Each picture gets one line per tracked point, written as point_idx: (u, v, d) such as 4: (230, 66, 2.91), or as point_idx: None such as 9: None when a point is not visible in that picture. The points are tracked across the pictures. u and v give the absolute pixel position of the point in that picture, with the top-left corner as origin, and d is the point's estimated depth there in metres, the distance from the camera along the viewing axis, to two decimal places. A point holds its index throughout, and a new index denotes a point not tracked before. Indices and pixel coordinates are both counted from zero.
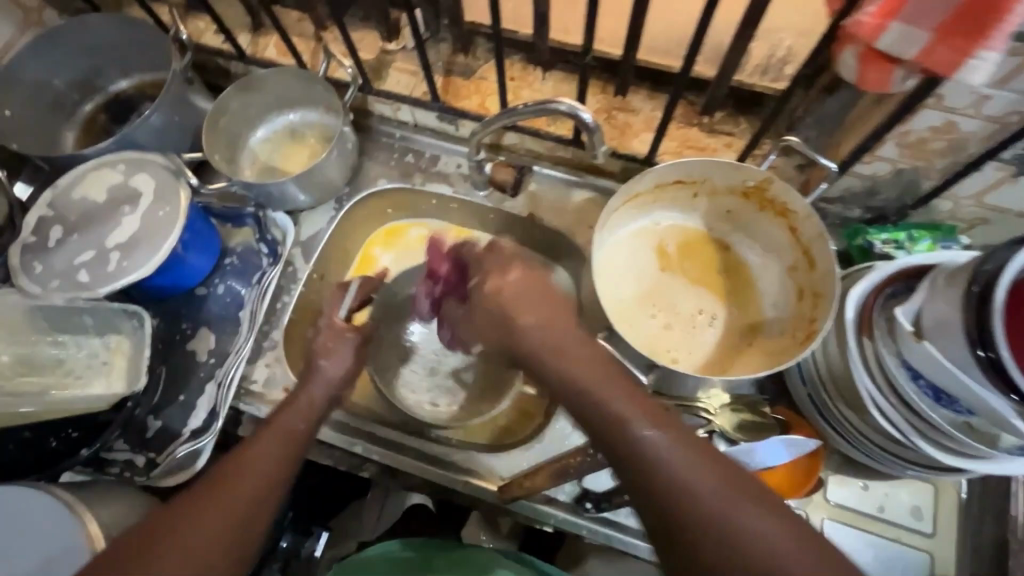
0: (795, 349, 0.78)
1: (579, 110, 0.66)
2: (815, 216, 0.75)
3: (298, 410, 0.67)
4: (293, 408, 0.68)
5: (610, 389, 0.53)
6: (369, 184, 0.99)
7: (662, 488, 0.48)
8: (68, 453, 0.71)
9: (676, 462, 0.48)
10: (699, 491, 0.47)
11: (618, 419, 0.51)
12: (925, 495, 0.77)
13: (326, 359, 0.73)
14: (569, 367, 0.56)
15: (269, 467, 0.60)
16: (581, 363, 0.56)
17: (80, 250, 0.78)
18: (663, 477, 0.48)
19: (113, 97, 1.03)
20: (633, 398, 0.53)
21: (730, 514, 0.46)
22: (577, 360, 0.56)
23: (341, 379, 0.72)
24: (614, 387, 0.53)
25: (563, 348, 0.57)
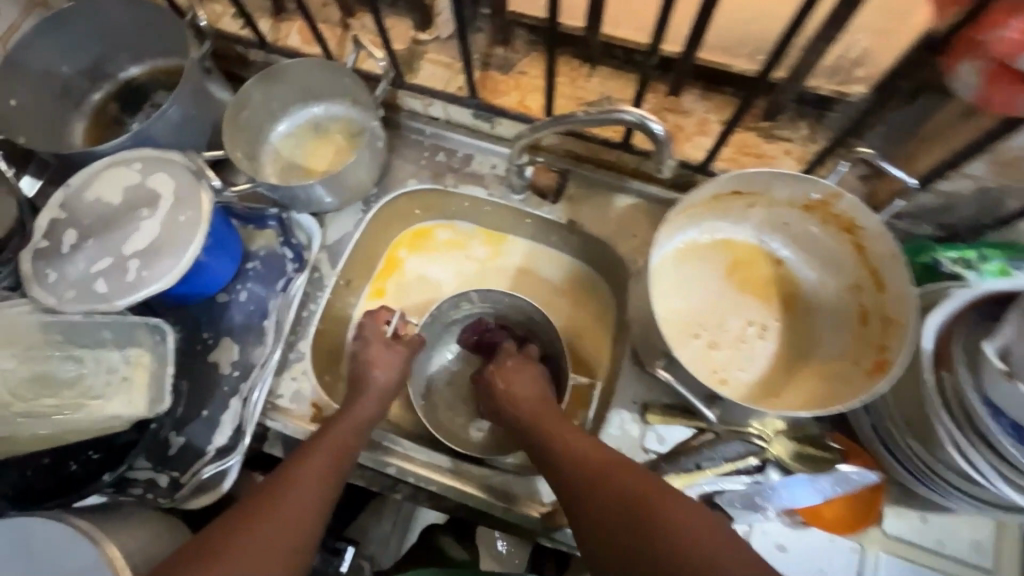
0: (859, 377, 0.74)
1: (649, 122, 0.62)
2: (888, 234, 0.69)
3: (352, 423, 0.72)
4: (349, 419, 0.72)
5: (571, 444, 0.67)
6: (396, 184, 0.93)
7: (614, 520, 0.58)
8: (88, 478, 0.71)
9: (623, 499, 0.59)
10: (643, 517, 0.56)
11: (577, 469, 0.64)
12: (988, 530, 0.73)
13: (377, 369, 0.78)
14: (544, 432, 0.70)
15: (317, 486, 0.64)
16: (554, 428, 0.70)
17: (96, 257, 0.72)
18: (613, 511, 0.59)
19: (124, 85, 0.97)
20: (590, 448, 0.65)
21: (670, 533, 0.54)
22: (550, 426, 0.70)
23: (391, 388, 0.77)
24: (577, 442, 0.67)
25: (543, 420, 0.72)
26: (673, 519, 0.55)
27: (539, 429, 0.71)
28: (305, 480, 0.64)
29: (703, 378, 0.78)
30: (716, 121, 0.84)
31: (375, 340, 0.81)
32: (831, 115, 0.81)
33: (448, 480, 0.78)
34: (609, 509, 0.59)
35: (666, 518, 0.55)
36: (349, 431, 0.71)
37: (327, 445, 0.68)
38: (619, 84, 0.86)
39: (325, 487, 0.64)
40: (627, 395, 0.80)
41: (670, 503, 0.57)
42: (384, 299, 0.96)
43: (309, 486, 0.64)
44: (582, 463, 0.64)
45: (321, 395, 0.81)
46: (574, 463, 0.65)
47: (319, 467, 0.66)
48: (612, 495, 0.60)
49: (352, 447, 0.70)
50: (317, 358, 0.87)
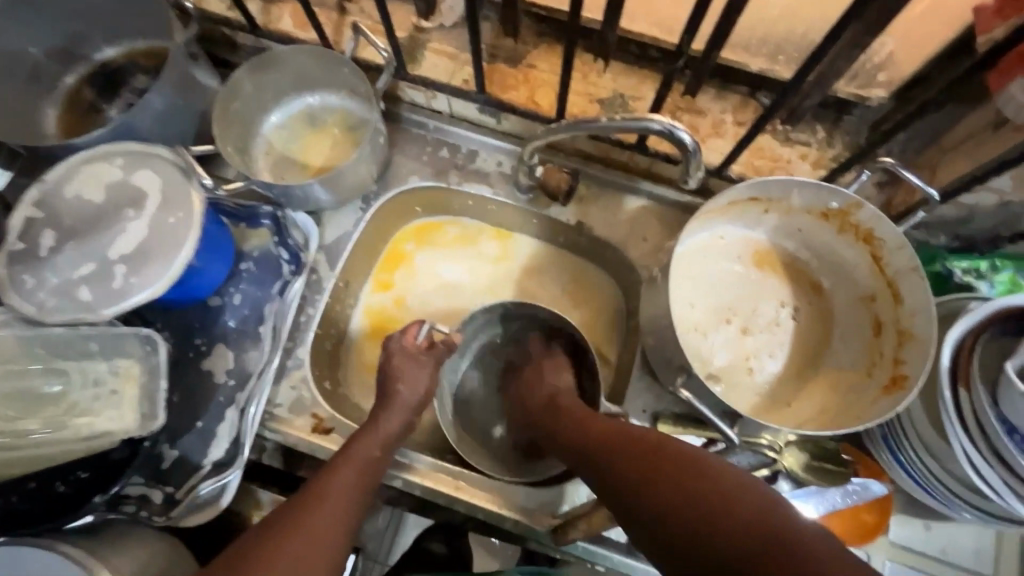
0: (872, 390, 0.73)
1: (678, 131, 0.58)
2: (909, 248, 0.68)
3: (373, 439, 0.69)
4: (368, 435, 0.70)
5: (585, 415, 0.67)
6: (398, 181, 0.88)
7: (623, 464, 0.56)
8: (76, 499, 0.65)
9: (632, 446, 0.58)
10: (654, 460, 0.54)
11: (589, 429, 0.64)
12: (988, 537, 0.75)
13: (402, 382, 0.74)
14: (556, 412, 0.71)
15: (347, 496, 0.63)
16: (567, 407, 0.70)
17: (77, 262, 0.67)
18: (622, 457, 0.57)
19: (99, 67, 0.90)
20: (601, 417, 0.65)
21: (678, 468, 0.52)
22: (563, 406, 0.71)
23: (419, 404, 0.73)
24: (590, 413, 0.67)
25: (555, 405, 0.72)
26: (683, 458, 0.53)
27: (552, 411, 0.72)
28: (338, 490, 0.62)
29: (734, 363, 0.78)
30: (732, 122, 0.82)
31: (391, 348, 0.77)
32: (849, 119, 0.79)
33: (456, 495, 0.75)
34: (618, 456, 0.58)
35: (678, 458, 0.53)
36: (375, 445, 0.69)
37: (356, 456, 0.67)
38: (633, 81, 0.83)
39: (354, 498, 0.63)
40: (637, 404, 0.79)
41: (683, 446, 0.55)
42: (392, 291, 0.93)
43: (340, 496, 0.62)
44: (592, 425, 0.64)
45: (321, 403, 0.78)
46: (585, 428, 0.64)
47: (348, 478, 0.64)
48: (623, 443, 0.59)
49: (377, 461, 0.68)
50: (316, 364, 0.83)
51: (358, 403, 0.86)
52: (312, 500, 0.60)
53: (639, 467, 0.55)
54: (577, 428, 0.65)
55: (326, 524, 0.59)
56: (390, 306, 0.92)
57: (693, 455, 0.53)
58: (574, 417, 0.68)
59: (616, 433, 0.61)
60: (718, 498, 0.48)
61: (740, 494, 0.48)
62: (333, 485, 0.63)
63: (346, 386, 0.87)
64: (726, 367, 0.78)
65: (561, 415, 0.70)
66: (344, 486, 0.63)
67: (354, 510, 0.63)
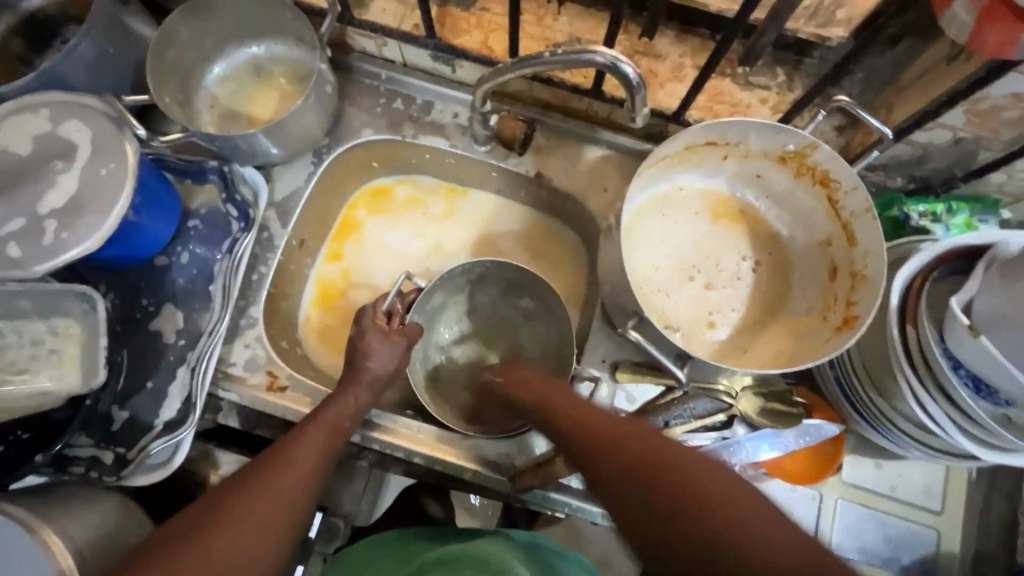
0: (825, 332, 0.73)
1: (620, 63, 0.58)
2: (862, 188, 0.68)
3: (343, 407, 0.67)
4: (338, 403, 0.67)
5: (578, 412, 0.58)
6: (351, 134, 0.85)
7: (632, 486, 0.48)
8: (18, 458, 0.64)
9: (641, 459, 0.49)
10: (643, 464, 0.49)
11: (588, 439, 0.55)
12: (937, 475, 0.77)
13: (372, 360, 0.71)
14: (546, 404, 0.62)
15: (312, 466, 0.60)
16: (557, 400, 0.62)
17: (5, 217, 0.64)
18: (628, 476, 0.49)
19: (26, 17, 0.84)
20: (591, 412, 0.58)
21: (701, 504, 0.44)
22: (555, 400, 0.62)
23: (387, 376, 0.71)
24: (588, 409, 0.58)
25: (542, 390, 0.65)
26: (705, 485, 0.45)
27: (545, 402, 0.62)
28: (301, 455, 0.60)
29: (696, 319, 0.78)
30: (691, 66, 0.79)
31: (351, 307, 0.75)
32: (809, 61, 0.78)
33: (417, 447, 0.75)
34: (626, 473, 0.50)
35: (698, 489, 0.45)
36: (346, 414, 0.67)
37: (322, 423, 0.64)
38: (589, 23, 0.80)
39: (317, 464, 0.61)
40: (596, 354, 0.78)
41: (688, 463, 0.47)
42: (342, 263, 0.91)
43: (303, 462, 0.59)
44: (596, 429, 0.55)
45: (276, 361, 0.77)
46: (582, 429, 0.56)
47: (313, 444, 0.62)
48: (633, 455, 0.50)
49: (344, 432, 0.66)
50: (271, 323, 0.82)
51: (317, 363, 0.85)
52: (273, 465, 0.58)
53: (651, 493, 0.47)
54: (573, 429, 0.57)
55: (286, 493, 0.56)
56: (342, 276, 0.90)
57: (717, 482, 0.45)
58: (568, 414, 0.59)
59: (622, 441, 0.52)
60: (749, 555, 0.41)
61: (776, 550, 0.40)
62: (296, 452, 0.60)
63: (305, 347, 0.86)
64: (688, 321, 0.78)
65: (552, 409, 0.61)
66: (308, 451, 0.61)
67: (317, 476, 0.60)
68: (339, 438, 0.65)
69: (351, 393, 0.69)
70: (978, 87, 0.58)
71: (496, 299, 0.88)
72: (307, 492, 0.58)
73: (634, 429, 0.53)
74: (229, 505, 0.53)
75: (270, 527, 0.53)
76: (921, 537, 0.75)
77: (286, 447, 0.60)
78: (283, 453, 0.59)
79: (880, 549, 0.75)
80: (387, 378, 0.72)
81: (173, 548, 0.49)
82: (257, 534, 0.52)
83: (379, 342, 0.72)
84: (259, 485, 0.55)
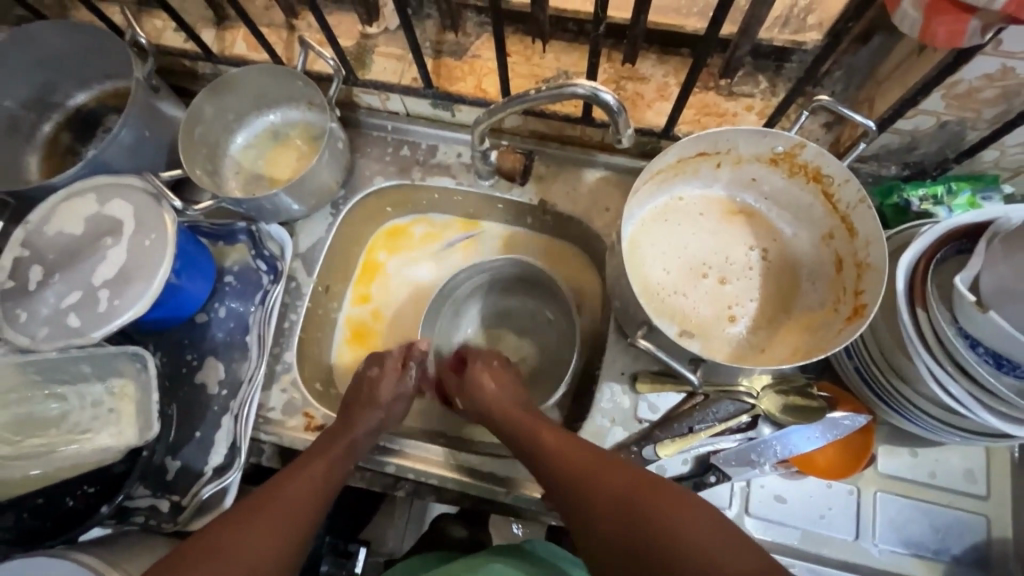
0: (837, 324, 0.74)
1: (599, 92, 0.62)
2: (854, 179, 0.70)
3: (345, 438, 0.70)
4: (342, 435, 0.71)
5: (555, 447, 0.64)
6: (364, 183, 0.92)
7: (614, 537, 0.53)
8: (86, 512, 0.68)
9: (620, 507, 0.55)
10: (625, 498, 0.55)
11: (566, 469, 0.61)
12: (978, 458, 0.75)
13: (380, 390, 0.76)
14: (533, 439, 0.67)
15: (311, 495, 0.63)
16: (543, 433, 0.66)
17: (65, 292, 0.71)
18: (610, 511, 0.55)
19: (73, 113, 0.94)
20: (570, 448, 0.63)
21: (686, 537, 0.49)
22: (540, 430, 0.67)
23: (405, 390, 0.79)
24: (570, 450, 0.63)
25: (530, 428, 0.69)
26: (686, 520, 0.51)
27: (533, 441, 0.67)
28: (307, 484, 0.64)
29: (716, 316, 0.80)
30: (675, 84, 0.84)
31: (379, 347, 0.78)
32: (789, 66, 0.81)
33: (449, 472, 0.78)
34: (599, 507, 0.56)
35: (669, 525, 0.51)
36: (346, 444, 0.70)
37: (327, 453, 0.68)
38: (574, 57, 0.85)
39: (317, 499, 0.63)
40: (615, 367, 0.80)
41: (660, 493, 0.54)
42: (370, 303, 0.96)
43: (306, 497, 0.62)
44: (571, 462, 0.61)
45: (312, 402, 0.81)
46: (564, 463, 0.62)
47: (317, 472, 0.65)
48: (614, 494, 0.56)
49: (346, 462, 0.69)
50: (305, 366, 0.87)
51: None
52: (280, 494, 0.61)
53: (625, 539, 0.53)
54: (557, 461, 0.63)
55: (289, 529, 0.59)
56: (368, 315, 0.95)
57: (688, 512, 0.51)
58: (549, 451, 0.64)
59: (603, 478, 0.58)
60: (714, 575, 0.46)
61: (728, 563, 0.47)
62: (297, 487, 0.63)
63: (338, 386, 0.91)
64: (706, 321, 0.80)
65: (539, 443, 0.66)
66: (306, 484, 0.63)
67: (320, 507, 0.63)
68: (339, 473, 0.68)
69: (355, 427, 0.72)
70: (949, 73, 0.60)
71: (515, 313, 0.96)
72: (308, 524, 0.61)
73: (606, 466, 0.59)
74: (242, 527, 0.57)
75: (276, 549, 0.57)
76: (970, 524, 0.73)
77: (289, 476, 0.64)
78: (285, 487, 0.62)
79: (929, 541, 0.73)
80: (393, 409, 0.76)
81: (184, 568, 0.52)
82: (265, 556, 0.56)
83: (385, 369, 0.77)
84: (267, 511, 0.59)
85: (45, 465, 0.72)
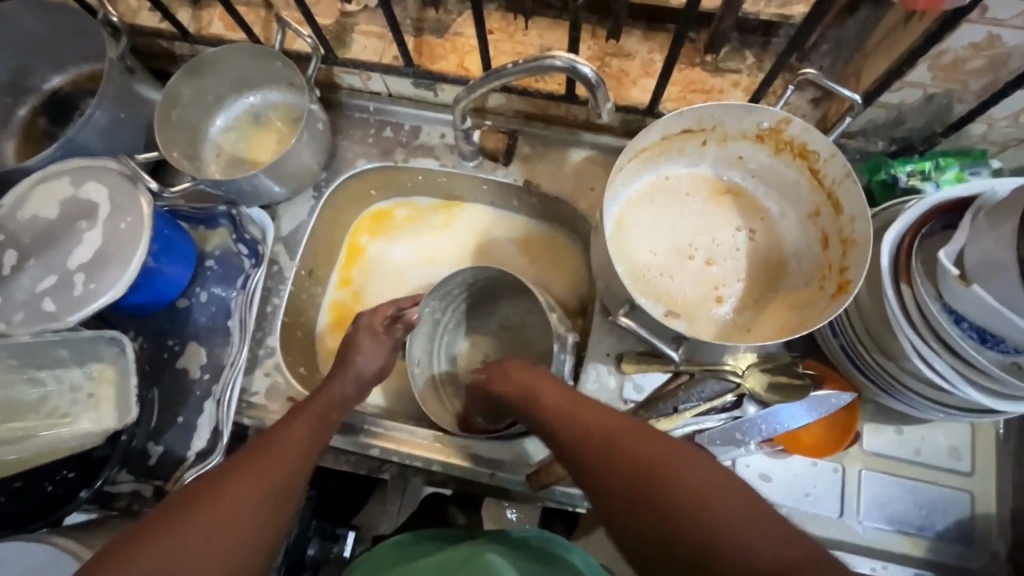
0: (823, 302, 0.73)
1: (578, 64, 0.61)
2: (840, 154, 0.69)
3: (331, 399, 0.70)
4: (327, 394, 0.70)
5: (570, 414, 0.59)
6: (346, 165, 0.90)
7: (611, 487, 0.50)
8: (67, 497, 0.68)
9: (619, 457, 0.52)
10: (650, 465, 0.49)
11: (584, 437, 0.55)
12: (963, 435, 0.75)
13: (359, 354, 0.75)
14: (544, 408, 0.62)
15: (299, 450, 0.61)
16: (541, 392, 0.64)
17: (40, 276, 0.70)
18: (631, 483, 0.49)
19: (48, 96, 0.93)
20: (586, 415, 0.58)
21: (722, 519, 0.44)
22: (550, 400, 0.62)
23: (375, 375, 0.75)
24: (585, 416, 0.58)
25: (539, 396, 0.64)
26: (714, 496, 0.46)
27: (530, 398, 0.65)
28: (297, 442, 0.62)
29: (701, 296, 0.79)
30: (660, 60, 0.82)
31: (362, 329, 0.77)
32: (776, 40, 0.80)
33: (434, 454, 0.78)
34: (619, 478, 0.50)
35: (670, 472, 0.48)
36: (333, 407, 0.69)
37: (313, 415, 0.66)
38: (557, 33, 0.83)
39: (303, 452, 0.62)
40: (600, 348, 0.80)
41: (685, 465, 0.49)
42: (352, 286, 0.95)
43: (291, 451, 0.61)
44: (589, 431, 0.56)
45: (295, 387, 0.81)
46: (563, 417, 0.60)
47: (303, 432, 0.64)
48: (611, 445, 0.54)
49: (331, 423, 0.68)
50: (289, 351, 0.86)
51: None
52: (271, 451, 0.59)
53: (638, 501, 0.48)
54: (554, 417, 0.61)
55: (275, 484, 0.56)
56: (353, 302, 0.95)
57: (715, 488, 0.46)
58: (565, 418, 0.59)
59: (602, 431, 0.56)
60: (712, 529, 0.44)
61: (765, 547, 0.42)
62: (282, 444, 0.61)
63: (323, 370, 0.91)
64: (692, 301, 0.79)
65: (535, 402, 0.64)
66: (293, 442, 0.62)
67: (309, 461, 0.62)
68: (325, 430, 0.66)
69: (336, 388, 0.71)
70: (934, 42, 0.59)
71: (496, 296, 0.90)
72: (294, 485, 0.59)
73: (629, 434, 0.53)
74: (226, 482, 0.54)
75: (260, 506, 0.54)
76: (954, 500, 0.73)
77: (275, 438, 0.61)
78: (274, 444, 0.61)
79: (913, 517, 0.73)
80: (373, 376, 0.75)
81: (166, 528, 0.49)
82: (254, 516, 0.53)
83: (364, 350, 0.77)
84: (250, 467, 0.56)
85: (25, 451, 0.71)
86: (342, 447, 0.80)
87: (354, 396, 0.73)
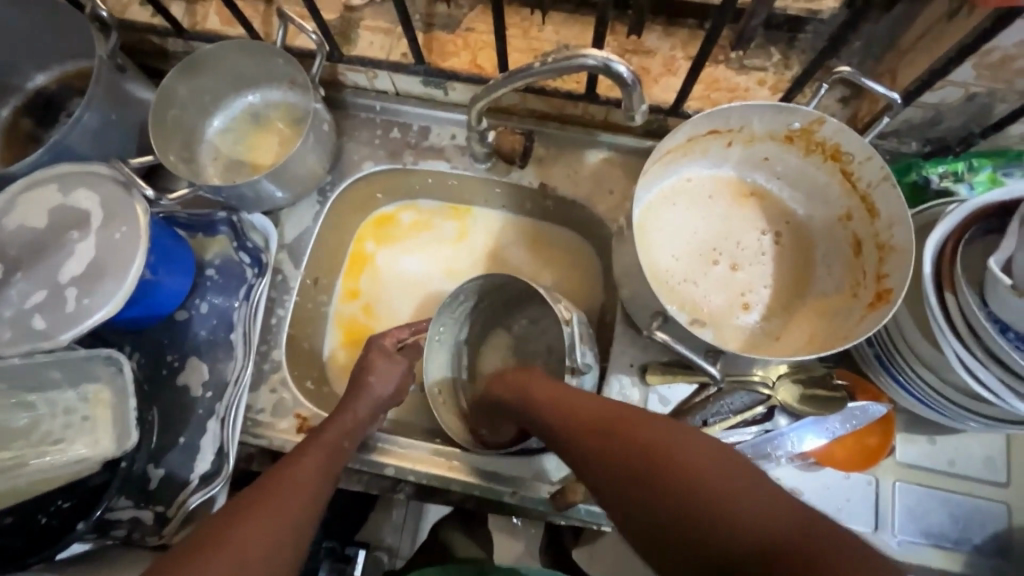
0: (858, 310, 0.71)
1: (611, 62, 0.57)
2: (877, 156, 0.66)
3: (342, 426, 0.66)
4: (337, 422, 0.67)
5: (554, 402, 0.58)
6: (351, 169, 0.86)
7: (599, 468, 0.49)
8: (66, 529, 0.66)
9: (638, 462, 0.46)
10: (634, 445, 0.47)
11: (568, 423, 0.54)
12: (998, 444, 0.73)
13: (372, 376, 0.72)
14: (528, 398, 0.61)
15: (311, 486, 0.58)
16: (529, 382, 0.63)
17: (29, 290, 0.65)
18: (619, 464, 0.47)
19: (33, 96, 0.87)
20: (567, 403, 0.56)
21: (700, 492, 0.42)
22: (530, 391, 0.62)
23: (387, 399, 0.71)
24: (567, 405, 0.56)
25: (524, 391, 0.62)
26: (697, 469, 0.43)
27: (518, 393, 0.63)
28: (302, 479, 0.58)
29: (728, 303, 0.76)
30: (683, 57, 0.79)
31: (371, 354, 0.74)
32: (802, 37, 0.76)
33: (451, 474, 0.74)
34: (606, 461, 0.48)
35: (674, 459, 0.44)
36: (340, 435, 0.66)
37: (316, 447, 0.63)
38: (575, 29, 0.79)
39: (316, 486, 0.59)
40: (623, 358, 0.76)
41: (675, 442, 0.46)
42: (360, 298, 0.91)
43: (304, 489, 0.58)
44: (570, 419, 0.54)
45: (304, 403, 0.77)
46: (567, 416, 0.55)
47: (309, 468, 0.60)
48: (619, 452, 0.48)
49: (343, 453, 0.65)
50: (295, 364, 0.82)
51: None
52: (268, 497, 0.55)
53: (627, 484, 0.46)
54: (553, 421, 0.56)
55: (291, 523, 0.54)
56: (359, 312, 0.91)
57: (704, 457, 0.44)
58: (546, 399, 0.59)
59: (611, 431, 0.50)
60: (759, 548, 0.38)
61: (760, 519, 0.39)
62: (294, 481, 0.58)
63: (332, 383, 0.87)
64: (719, 309, 0.76)
65: (532, 410, 0.60)
66: (307, 477, 0.59)
67: (317, 497, 0.58)
68: (336, 462, 0.63)
69: (350, 412, 0.68)
70: (985, 40, 0.56)
71: (501, 294, 0.85)
72: (306, 521, 0.56)
73: (610, 420, 0.51)
74: (237, 523, 0.51)
75: (278, 543, 0.52)
76: (990, 512, 0.71)
77: (282, 476, 0.58)
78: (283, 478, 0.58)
79: (949, 531, 0.71)
80: (387, 399, 0.72)
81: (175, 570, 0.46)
82: (259, 562, 0.49)
83: (382, 360, 0.74)
84: (261, 509, 0.53)
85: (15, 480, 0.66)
86: (358, 467, 0.76)
87: (370, 421, 0.70)
